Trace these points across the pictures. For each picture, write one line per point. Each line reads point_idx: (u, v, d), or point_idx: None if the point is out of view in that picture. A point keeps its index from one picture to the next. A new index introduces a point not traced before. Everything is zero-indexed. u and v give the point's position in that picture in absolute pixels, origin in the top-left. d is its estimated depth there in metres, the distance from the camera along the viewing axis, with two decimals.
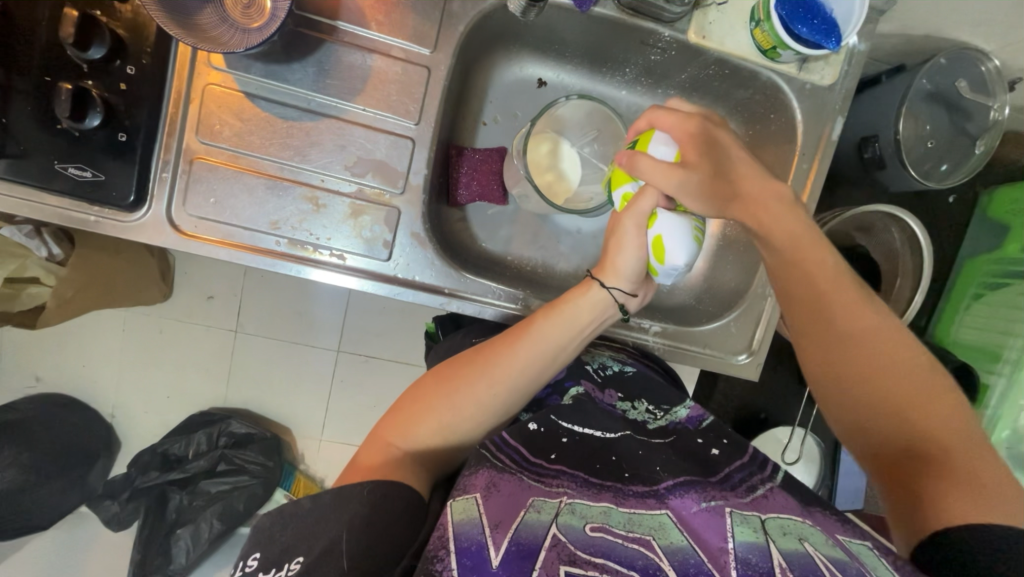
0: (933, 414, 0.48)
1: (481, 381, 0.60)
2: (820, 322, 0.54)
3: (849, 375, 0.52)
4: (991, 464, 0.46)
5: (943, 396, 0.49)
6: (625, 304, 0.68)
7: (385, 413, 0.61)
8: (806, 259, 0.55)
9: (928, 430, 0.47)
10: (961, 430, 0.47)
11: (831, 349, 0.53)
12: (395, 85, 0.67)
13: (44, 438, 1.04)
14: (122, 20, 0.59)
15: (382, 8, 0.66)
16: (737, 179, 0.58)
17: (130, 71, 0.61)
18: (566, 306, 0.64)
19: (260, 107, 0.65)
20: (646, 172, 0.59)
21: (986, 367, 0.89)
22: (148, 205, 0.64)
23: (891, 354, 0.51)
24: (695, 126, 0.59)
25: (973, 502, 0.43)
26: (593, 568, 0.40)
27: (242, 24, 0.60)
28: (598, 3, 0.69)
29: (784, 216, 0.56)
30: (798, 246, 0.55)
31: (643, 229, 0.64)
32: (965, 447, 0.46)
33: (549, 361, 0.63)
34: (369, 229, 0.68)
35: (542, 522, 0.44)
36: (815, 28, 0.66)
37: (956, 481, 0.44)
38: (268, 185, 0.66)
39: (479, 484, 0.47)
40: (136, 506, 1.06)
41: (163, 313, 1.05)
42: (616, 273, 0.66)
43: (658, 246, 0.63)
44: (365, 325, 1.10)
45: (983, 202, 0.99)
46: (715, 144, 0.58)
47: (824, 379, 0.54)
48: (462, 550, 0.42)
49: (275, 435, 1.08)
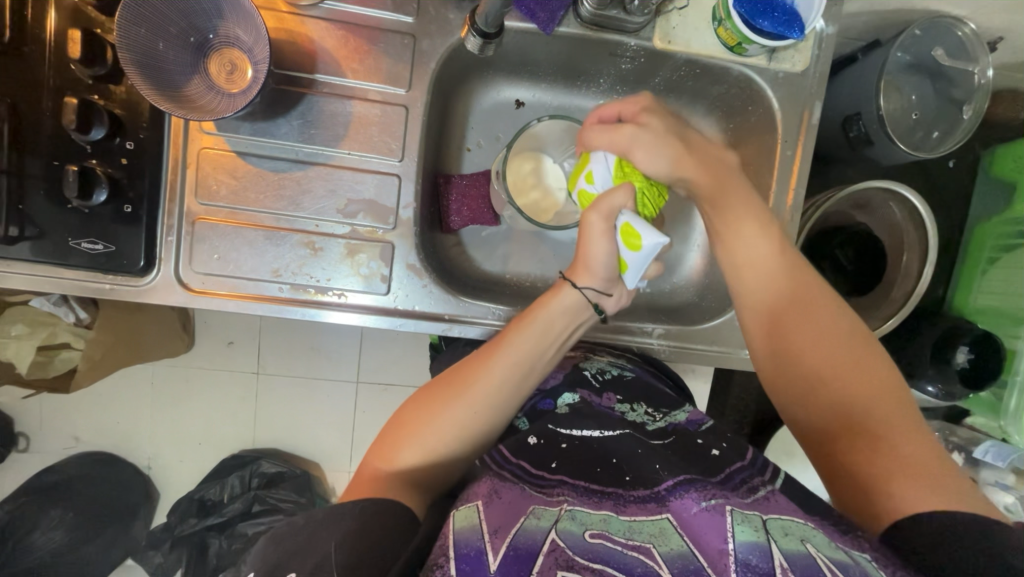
0: (872, 386, 0.53)
1: (456, 403, 0.59)
2: (778, 308, 0.58)
3: (798, 361, 0.56)
4: (922, 429, 0.51)
5: (884, 376, 0.53)
6: (600, 302, 0.66)
7: (375, 438, 0.61)
8: (748, 248, 0.60)
9: (869, 407, 0.52)
10: (897, 402, 0.52)
11: (787, 333, 0.57)
12: (376, 127, 0.70)
13: (86, 496, 1.08)
14: (117, 99, 0.64)
15: (356, 56, 0.69)
16: (701, 148, 0.62)
17: (130, 146, 0.65)
18: (538, 315, 0.63)
19: (252, 164, 0.68)
20: (595, 140, 0.64)
21: (1010, 331, 0.86)
22: (157, 268, 0.68)
23: (831, 331, 0.56)
24: (646, 99, 0.63)
25: (914, 485, 0.47)
26: (591, 572, 0.40)
27: (227, 90, 0.66)
28: (562, 23, 0.71)
29: (727, 196, 0.61)
30: (743, 230, 0.60)
31: (609, 219, 0.61)
32: (908, 433, 0.50)
33: (523, 372, 0.62)
34: (366, 266, 0.71)
35: (541, 528, 0.45)
36: (776, 21, 0.66)
37: (894, 460, 0.49)
38: (266, 237, 0.69)
39: (482, 492, 0.50)
40: (178, 554, 1.08)
41: (188, 362, 1.09)
42: (588, 270, 0.64)
43: (628, 231, 0.59)
44: (381, 353, 1.13)
45: (985, 162, 0.97)
46: (655, 117, 0.62)
47: (780, 367, 0.57)
48: (460, 556, 0.42)
49: (305, 471, 1.10)
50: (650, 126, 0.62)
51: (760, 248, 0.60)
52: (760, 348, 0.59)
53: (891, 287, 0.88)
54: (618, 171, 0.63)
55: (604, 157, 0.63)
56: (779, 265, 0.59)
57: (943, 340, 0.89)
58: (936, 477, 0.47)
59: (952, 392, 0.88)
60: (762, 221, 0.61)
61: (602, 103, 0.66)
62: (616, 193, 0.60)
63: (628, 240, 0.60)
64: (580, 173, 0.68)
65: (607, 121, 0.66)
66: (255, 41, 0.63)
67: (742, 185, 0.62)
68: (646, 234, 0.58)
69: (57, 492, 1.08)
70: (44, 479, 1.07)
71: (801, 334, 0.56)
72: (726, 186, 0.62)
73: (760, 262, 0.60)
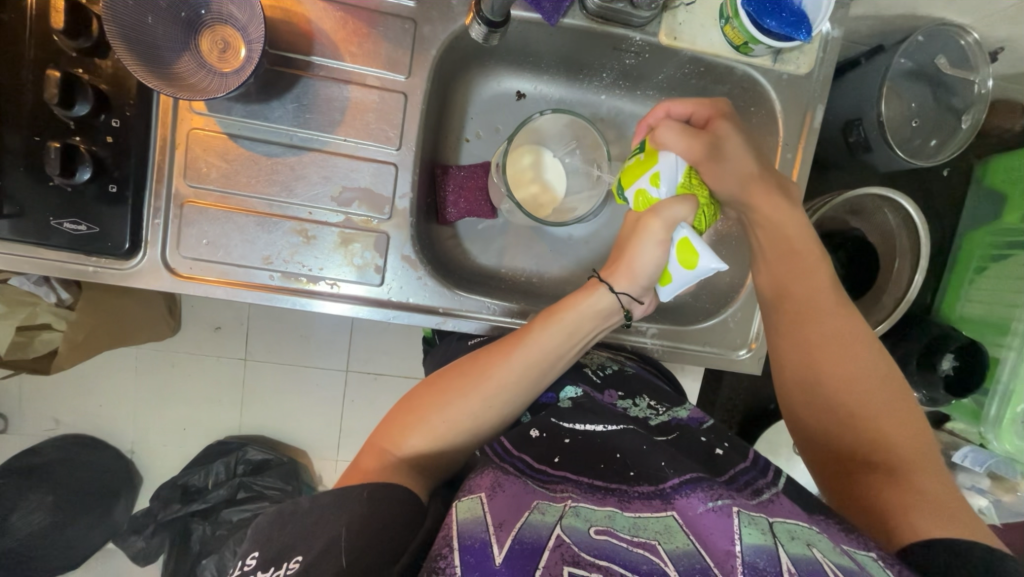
0: (894, 421, 0.55)
1: (477, 396, 0.59)
2: (810, 322, 0.60)
3: (827, 385, 0.57)
4: (941, 471, 0.52)
5: (903, 403, 0.55)
6: (630, 308, 0.66)
7: (381, 420, 0.61)
8: (792, 272, 0.62)
9: (890, 440, 0.54)
10: (918, 440, 0.53)
11: (814, 347, 0.59)
12: (374, 113, 0.68)
13: (65, 480, 1.05)
14: (103, 75, 0.61)
15: (354, 39, 0.67)
16: (732, 162, 0.63)
17: (115, 124, 0.62)
18: (566, 316, 0.63)
19: (243, 147, 0.66)
20: (668, 138, 0.64)
21: (993, 340, 0.88)
22: (143, 251, 0.66)
23: (864, 357, 0.57)
24: (721, 107, 0.66)
25: (931, 516, 0.48)
26: (596, 570, 0.40)
27: (219, 69, 0.64)
28: (567, 15, 0.69)
29: (782, 215, 0.63)
30: (784, 246, 0.63)
31: (669, 228, 0.61)
32: (918, 462, 0.52)
33: (543, 371, 0.62)
34: (360, 257, 0.69)
35: (546, 524, 0.44)
36: (784, 21, 0.65)
37: (914, 491, 0.50)
38: (257, 223, 0.67)
39: (484, 484, 0.49)
40: (160, 539, 1.07)
41: (174, 346, 1.07)
42: (630, 275, 0.63)
43: (685, 246, 0.60)
44: (371, 343, 1.11)
45: (978, 172, 0.98)
46: (730, 126, 0.64)
47: (801, 380, 0.59)
48: (466, 548, 0.42)
49: (291, 458, 1.09)
50: (723, 133, 0.64)
51: (801, 275, 0.62)
52: (784, 358, 0.61)
53: (880, 294, 0.89)
54: (685, 179, 0.63)
55: (674, 161, 0.63)
56: (816, 284, 0.61)
57: (930, 346, 0.90)
58: (955, 514, 0.48)
59: (936, 398, 0.90)
60: (804, 242, 0.63)
61: (672, 99, 0.67)
62: (680, 204, 0.61)
63: (683, 255, 0.61)
64: (642, 172, 0.65)
65: (676, 117, 0.67)
66: (249, 19, 0.61)
67: (796, 212, 0.64)
68: (704, 255, 0.59)
69: (36, 475, 1.05)
70: (21, 462, 1.05)
71: (829, 350, 0.58)
72: (770, 200, 0.63)
73: (797, 277, 0.62)
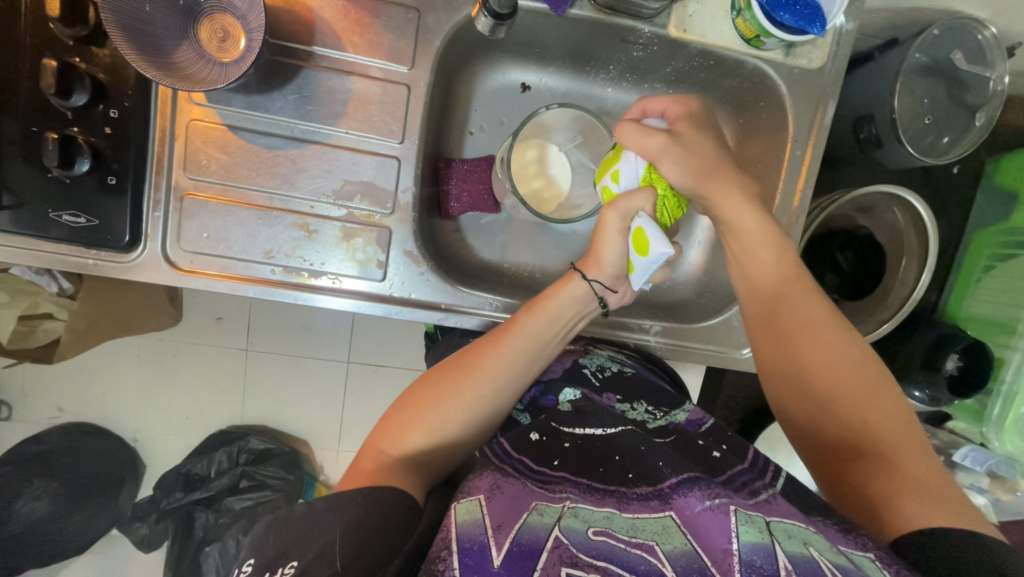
0: (876, 406, 0.54)
1: (468, 387, 0.60)
2: (783, 314, 0.59)
3: (807, 378, 0.57)
4: (928, 453, 0.52)
5: (883, 387, 0.55)
6: (605, 298, 0.69)
7: (377, 421, 0.61)
8: (763, 264, 0.61)
9: (874, 426, 0.53)
10: (902, 424, 0.53)
11: (788, 340, 0.59)
12: (376, 106, 0.67)
13: (69, 468, 1.06)
14: (100, 63, 0.60)
15: (356, 29, 0.65)
16: (715, 162, 0.62)
17: (113, 114, 0.61)
18: (548, 302, 0.65)
19: (243, 138, 0.65)
20: (628, 138, 0.64)
21: (1000, 341, 0.87)
22: (143, 244, 0.65)
23: (838, 346, 0.57)
24: (694, 105, 0.64)
25: (921, 502, 0.48)
26: (594, 571, 0.40)
27: (218, 58, 0.62)
28: (574, 5, 0.68)
29: (746, 213, 0.62)
30: (753, 239, 0.62)
31: (625, 220, 0.64)
32: (904, 446, 0.52)
33: (531, 358, 0.63)
34: (362, 251, 0.69)
35: (544, 525, 0.44)
36: (797, 14, 0.63)
37: (903, 476, 0.50)
38: (258, 216, 0.66)
39: (483, 486, 0.48)
40: (164, 527, 1.08)
41: (176, 337, 1.07)
42: (599, 265, 0.67)
43: (639, 236, 0.62)
44: (374, 336, 1.11)
45: (989, 170, 0.96)
46: (696, 125, 0.63)
47: (778, 374, 0.59)
48: (464, 550, 0.42)
49: (293, 448, 1.10)
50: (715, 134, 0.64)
51: (774, 266, 0.61)
52: (761, 353, 0.61)
53: (886, 294, 0.88)
54: (647, 173, 0.65)
55: (634, 159, 0.65)
56: (785, 275, 0.61)
57: (934, 347, 0.89)
58: (945, 497, 0.48)
59: (937, 399, 0.89)
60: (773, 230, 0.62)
61: (648, 96, 0.66)
62: (635, 195, 0.64)
63: (638, 245, 0.63)
64: (606, 170, 0.69)
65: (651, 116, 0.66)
66: (249, 7, 0.60)
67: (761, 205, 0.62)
68: (653, 243, 0.61)
69: (40, 463, 1.06)
70: (26, 450, 1.05)
71: (804, 342, 0.58)
72: (747, 206, 0.62)
73: (768, 269, 0.61)
